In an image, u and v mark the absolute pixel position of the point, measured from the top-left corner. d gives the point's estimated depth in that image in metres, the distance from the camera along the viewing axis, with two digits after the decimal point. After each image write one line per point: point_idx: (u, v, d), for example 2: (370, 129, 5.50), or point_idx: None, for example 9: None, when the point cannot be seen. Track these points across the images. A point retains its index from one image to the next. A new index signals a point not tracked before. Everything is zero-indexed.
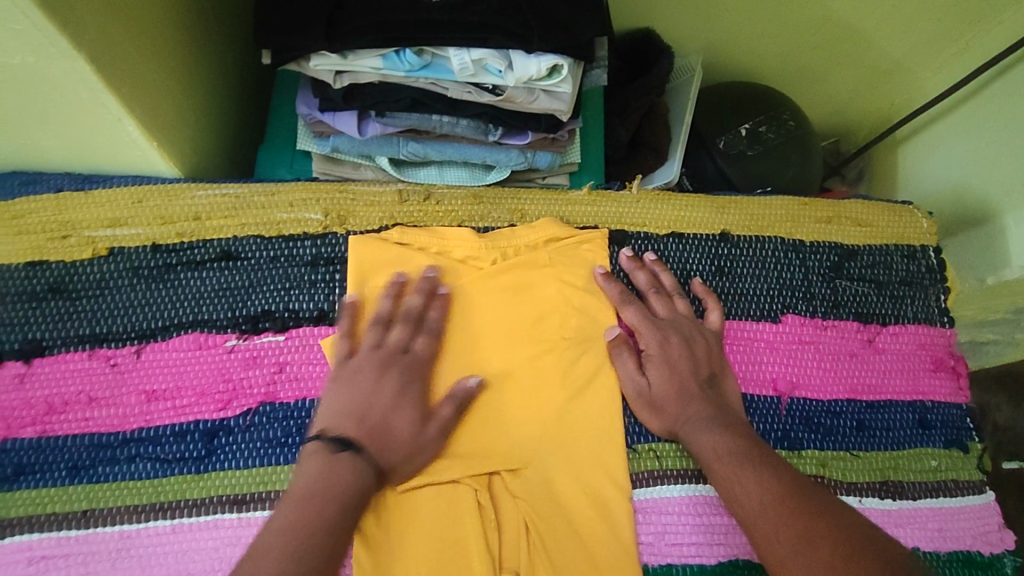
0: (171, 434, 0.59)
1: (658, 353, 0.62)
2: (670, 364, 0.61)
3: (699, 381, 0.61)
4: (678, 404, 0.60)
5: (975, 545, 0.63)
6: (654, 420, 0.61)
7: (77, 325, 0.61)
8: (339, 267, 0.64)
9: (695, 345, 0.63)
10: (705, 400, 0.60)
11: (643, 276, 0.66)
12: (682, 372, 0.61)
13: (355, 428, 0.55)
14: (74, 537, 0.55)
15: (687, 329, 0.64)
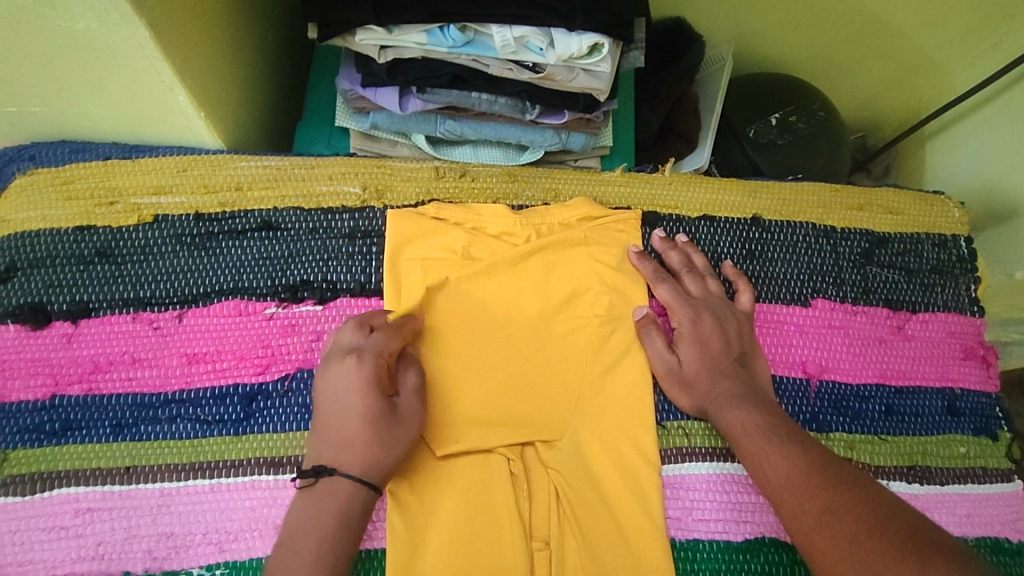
0: (211, 397, 0.59)
1: (690, 330, 0.63)
2: (702, 341, 0.63)
3: (731, 358, 0.62)
4: (708, 381, 0.61)
5: (1003, 532, 0.63)
6: (685, 397, 0.62)
7: (122, 288, 0.62)
8: (376, 241, 0.66)
9: (726, 323, 0.64)
10: (735, 377, 0.61)
11: (676, 255, 0.67)
12: (712, 350, 0.62)
13: (329, 449, 0.53)
14: (117, 492, 0.56)
15: (719, 307, 0.65)
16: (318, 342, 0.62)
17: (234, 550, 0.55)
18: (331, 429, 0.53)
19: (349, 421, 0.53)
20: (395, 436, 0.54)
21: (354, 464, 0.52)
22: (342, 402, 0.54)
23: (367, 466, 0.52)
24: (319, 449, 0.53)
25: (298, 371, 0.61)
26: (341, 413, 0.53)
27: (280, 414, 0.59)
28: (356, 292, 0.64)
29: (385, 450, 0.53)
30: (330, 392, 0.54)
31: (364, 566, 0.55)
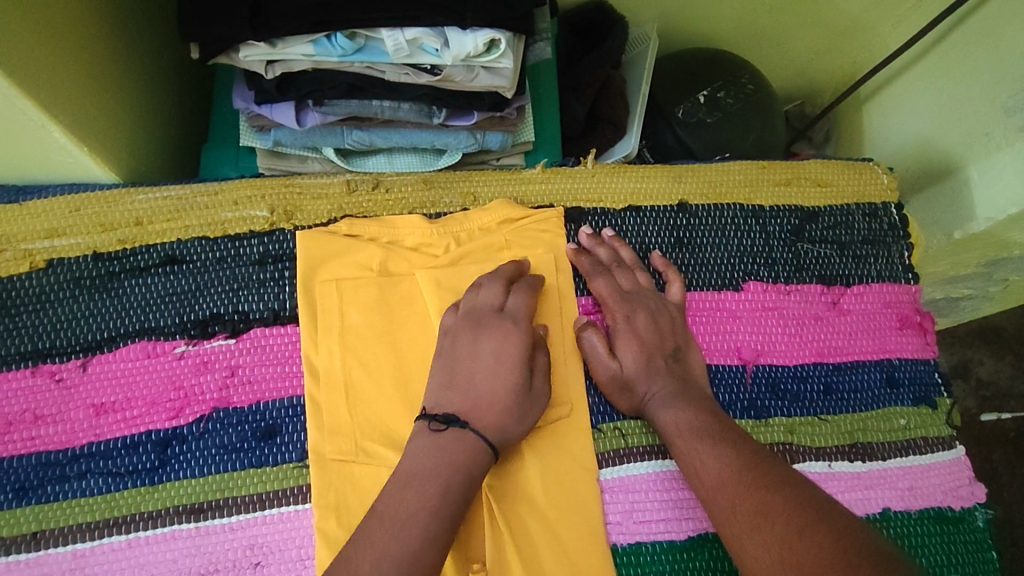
0: (122, 447, 0.57)
1: (625, 327, 0.62)
2: (637, 338, 0.61)
3: (666, 355, 0.61)
4: (645, 380, 0.60)
5: (946, 500, 0.63)
6: (624, 398, 0.60)
7: (18, 341, 0.58)
8: (289, 265, 0.63)
9: (660, 318, 0.62)
10: (670, 373, 0.60)
11: (604, 251, 0.65)
12: (648, 345, 0.61)
13: (462, 400, 0.54)
14: (25, 561, 0.53)
15: (651, 302, 0.63)
16: (233, 378, 0.59)
17: None
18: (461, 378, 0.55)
19: (486, 377, 0.55)
20: (525, 421, 0.56)
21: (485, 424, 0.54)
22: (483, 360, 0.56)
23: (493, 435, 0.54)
24: (444, 398, 0.55)
25: (214, 411, 0.58)
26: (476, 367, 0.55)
27: (197, 458, 0.57)
28: (270, 321, 0.61)
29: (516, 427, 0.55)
30: (463, 351, 0.56)
31: None
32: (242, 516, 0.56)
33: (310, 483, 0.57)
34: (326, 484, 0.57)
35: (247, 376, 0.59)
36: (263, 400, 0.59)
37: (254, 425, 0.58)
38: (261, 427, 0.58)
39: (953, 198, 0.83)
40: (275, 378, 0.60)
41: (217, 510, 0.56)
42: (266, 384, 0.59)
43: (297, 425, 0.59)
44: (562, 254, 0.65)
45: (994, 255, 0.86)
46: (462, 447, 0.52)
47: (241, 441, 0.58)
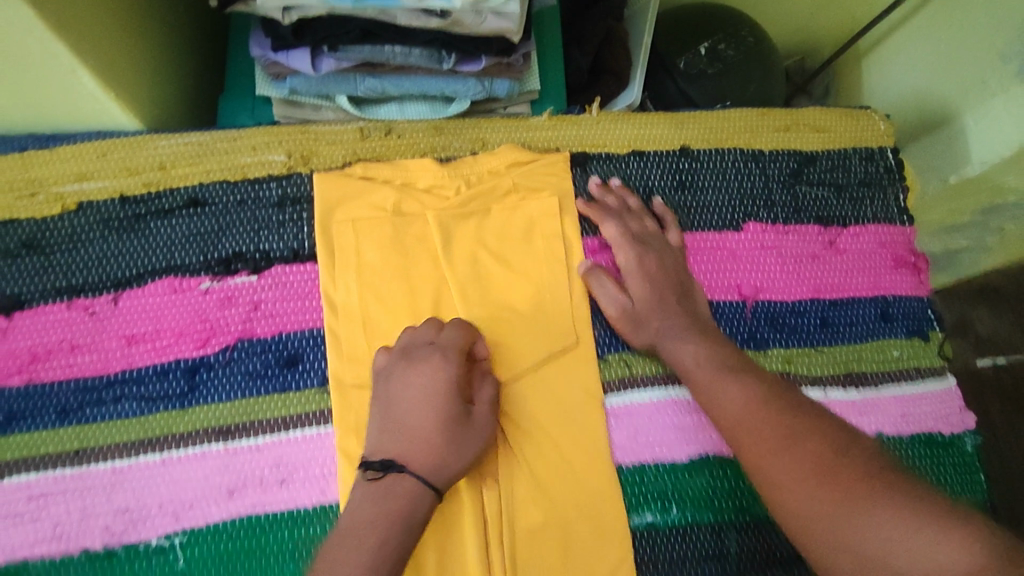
0: (154, 374, 0.60)
1: (636, 268, 0.64)
2: (648, 277, 0.64)
3: (675, 291, 0.64)
4: (658, 316, 0.63)
5: (936, 426, 0.66)
6: (636, 333, 0.63)
7: (53, 277, 0.61)
8: (307, 207, 0.65)
9: (667, 260, 0.65)
10: (680, 310, 0.63)
11: (614, 198, 0.68)
12: (659, 284, 0.64)
13: (398, 440, 0.55)
14: (70, 475, 0.57)
15: (659, 247, 0.66)
16: (256, 312, 0.62)
17: (192, 517, 0.57)
18: (395, 426, 0.55)
19: (414, 420, 0.55)
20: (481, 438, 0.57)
21: (422, 463, 0.54)
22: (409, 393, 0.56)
23: (434, 470, 0.54)
24: (381, 444, 0.55)
25: (238, 342, 0.61)
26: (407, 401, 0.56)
27: (223, 384, 0.60)
28: (290, 258, 0.64)
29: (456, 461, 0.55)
30: (394, 392, 0.57)
31: (320, 517, 0.58)
32: (268, 437, 0.60)
33: (332, 407, 0.61)
34: (349, 409, 0.60)
35: (269, 311, 0.62)
36: (285, 332, 0.62)
37: (277, 354, 0.62)
38: (283, 356, 0.62)
39: (951, 145, 0.85)
40: (296, 312, 0.63)
41: (244, 431, 0.60)
42: (287, 317, 0.62)
43: (318, 354, 0.62)
44: (569, 195, 0.68)
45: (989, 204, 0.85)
46: (402, 488, 0.52)
47: (265, 368, 0.61)
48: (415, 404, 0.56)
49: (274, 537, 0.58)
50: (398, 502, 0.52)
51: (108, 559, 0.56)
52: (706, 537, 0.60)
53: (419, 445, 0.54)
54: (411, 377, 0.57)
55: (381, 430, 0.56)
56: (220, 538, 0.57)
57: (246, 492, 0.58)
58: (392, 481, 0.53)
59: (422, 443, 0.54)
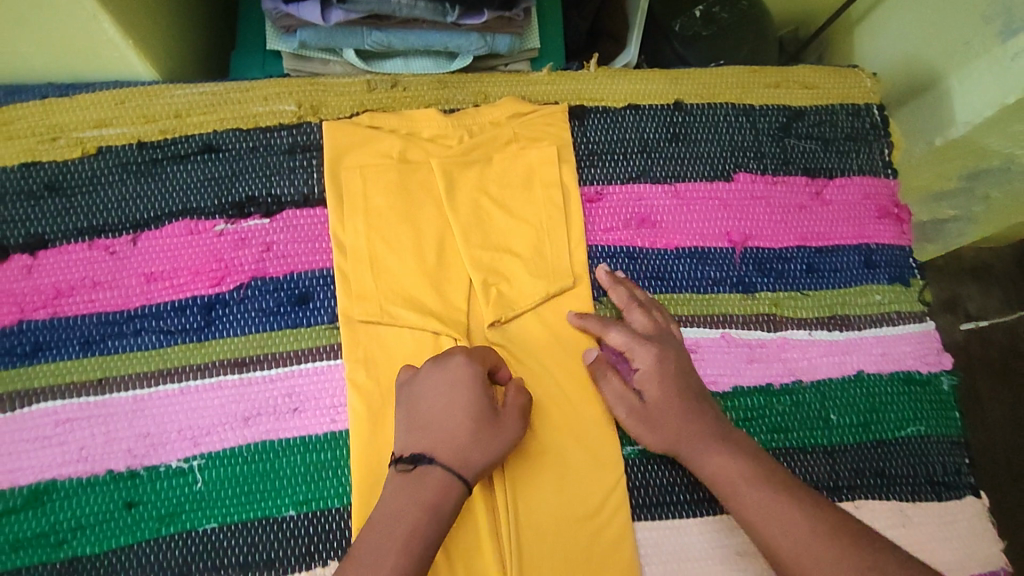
0: (171, 309, 0.63)
1: (651, 367, 0.61)
2: (664, 375, 0.60)
3: (694, 388, 0.61)
4: (676, 415, 0.59)
5: (914, 365, 0.69)
6: (653, 436, 0.60)
7: (74, 218, 0.64)
8: (316, 154, 0.68)
9: (682, 357, 0.62)
10: (700, 411, 0.59)
11: (621, 292, 0.65)
12: (676, 383, 0.60)
13: (427, 440, 0.56)
14: (93, 402, 0.60)
15: (671, 340, 0.63)
16: (268, 253, 0.65)
17: (210, 443, 0.61)
18: (424, 422, 0.56)
19: (440, 419, 0.56)
20: (503, 441, 0.57)
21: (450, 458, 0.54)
22: (434, 400, 0.57)
23: (462, 464, 0.55)
24: (411, 442, 0.56)
25: (252, 280, 0.64)
26: (432, 405, 0.57)
27: (238, 319, 0.63)
28: (301, 202, 0.67)
29: (483, 456, 0.56)
30: (421, 393, 0.58)
31: (331, 444, 0.61)
32: (281, 370, 0.63)
33: (341, 342, 0.64)
34: (355, 346, 0.63)
35: (281, 252, 0.65)
36: (296, 271, 0.65)
37: (289, 292, 0.65)
38: (295, 294, 0.65)
39: (936, 108, 0.88)
40: (306, 253, 0.66)
41: (258, 364, 0.63)
42: (298, 258, 0.65)
43: (328, 293, 0.65)
44: (568, 146, 0.71)
45: (972, 167, 0.90)
46: (433, 486, 0.53)
47: (277, 305, 0.64)
48: (439, 410, 0.56)
49: (288, 462, 0.61)
50: (432, 494, 0.53)
51: (131, 480, 0.59)
52: None
53: (444, 440, 0.55)
54: (438, 376, 0.58)
55: (410, 429, 0.57)
56: (237, 463, 0.60)
57: (260, 420, 0.61)
58: (421, 473, 0.54)
59: (439, 439, 0.55)
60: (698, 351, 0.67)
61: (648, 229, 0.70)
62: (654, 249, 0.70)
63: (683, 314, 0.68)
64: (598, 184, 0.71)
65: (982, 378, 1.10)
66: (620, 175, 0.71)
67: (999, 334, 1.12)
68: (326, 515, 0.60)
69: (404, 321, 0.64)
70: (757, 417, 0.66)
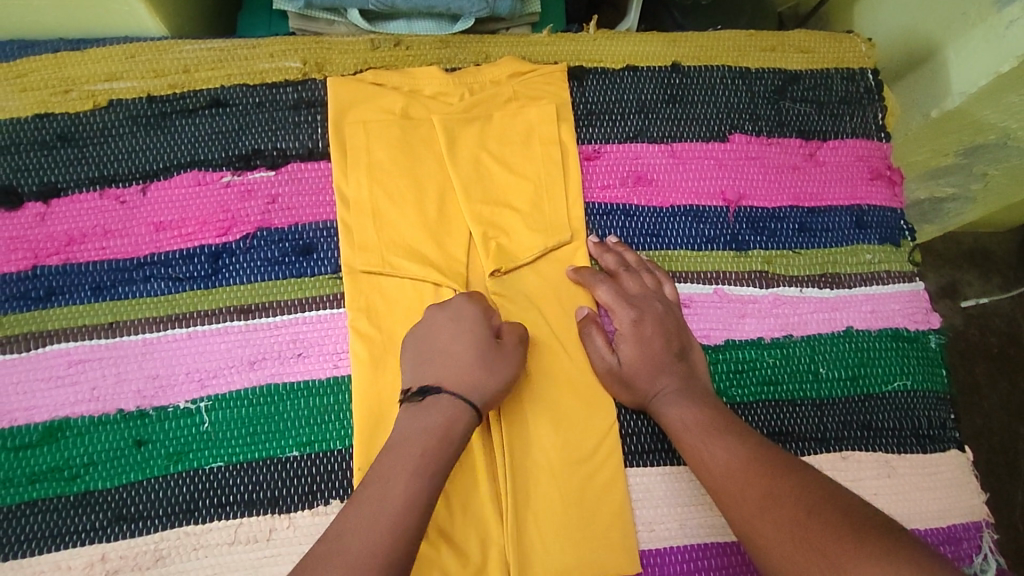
0: (180, 258, 0.65)
1: (630, 330, 0.63)
2: (642, 337, 0.63)
3: (673, 353, 0.63)
4: (648, 379, 0.62)
5: (903, 322, 0.71)
6: (624, 394, 0.63)
7: (86, 168, 0.66)
8: (320, 109, 0.70)
9: (666, 323, 0.64)
10: (674, 373, 0.62)
11: (612, 257, 0.68)
12: (652, 346, 0.62)
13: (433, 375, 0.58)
14: (104, 345, 0.62)
15: (658, 305, 0.65)
16: (274, 205, 0.67)
17: (216, 385, 0.62)
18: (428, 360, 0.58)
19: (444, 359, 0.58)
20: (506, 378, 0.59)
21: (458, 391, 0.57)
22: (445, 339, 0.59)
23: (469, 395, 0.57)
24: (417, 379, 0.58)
25: (258, 231, 0.66)
26: (439, 345, 0.59)
27: (244, 268, 0.65)
28: (306, 156, 0.69)
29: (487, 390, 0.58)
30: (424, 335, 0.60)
31: (333, 388, 0.63)
32: (285, 317, 0.64)
33: (343, 291, 0.65)
34: (355, 295, 0.65)
35: (286, 204, 0.67)
36: (300, 223, 0.67)
37: (294, 243, 0.66)
38: (299, 244, 0.66)
39: (932, 79, 0.86)
40: (311, 206, 0.68)
41: (263, 311, 0.64)
42: (302, 209, 0.67)
43: (331, 244, 0.67)
44: (567, 105, 0.72)
45: (970, 141, 0.87)
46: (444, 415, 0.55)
47: (282, 255, 0.66)
48: (443, 347, 0.59)
49: (291, 404, 0.62)
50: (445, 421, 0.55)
51: (141, 419, 0.61)
52: None
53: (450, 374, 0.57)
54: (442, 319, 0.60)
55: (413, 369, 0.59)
56: (242, 404, 0.62)
57: (265, 364, 0.63)
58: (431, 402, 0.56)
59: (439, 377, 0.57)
60: (692, 305, 0.69)
61: (644, 187, 0.72)
62: (651, 206, 0.71)
63: (678, 270, 0.70)
64: (597, 143, 0.73)
65: (981, 363, 1.09)
66: (617, 134, 0.73)
67: (999, 318, 1.11)
68: (328, 456, 0.61)
69: (405, 271, 0.65)
70: (748, 369, 0.68)
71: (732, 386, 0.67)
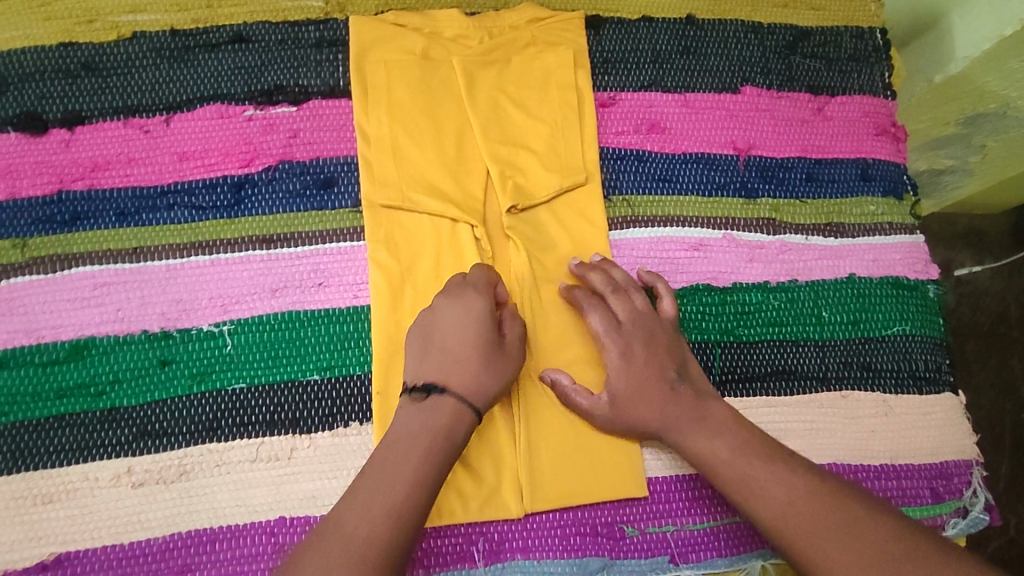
0: (202, 187, 0.66)
1: (620, 360, 0.62)
2: (636, 369, 0.61)
3: (669, 379, 0.61)
4: (648, 408, 0.61)
5: (903, 272, 0.73)
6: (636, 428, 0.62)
7: (110, 98, 0.67)
8: (342, 49, 0.71)
9: (658, 345, 0.62)
10: (674, 398, 0.60)
11: (597, 276, 0.65)
12: (647, 375, 0.61)
13: (437, 366, 0.59)
14: (128, 269, 0.63)
15: (647, 331, 0.63)
16: (296, 139, 0.68)
17: (238, 311, 0.64)
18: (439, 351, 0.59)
19: (457, 345, 0.59)
20: (504, 371, 0.60)
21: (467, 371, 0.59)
22: (441, 331, 0.60)
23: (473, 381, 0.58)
24: (423, 366, 0.59)
25: (279, 164, 0.68)
26: (443, 336, 0.60)
27: (266, 199, 0.67)
28: (327, 93, 0.70)
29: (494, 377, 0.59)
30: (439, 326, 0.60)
31: (353, 317, 0.65)
32: (307, 248, 0.66)
33: (363, 224, 0.67)
34: (376, 232, 0.66)
35: (308, 138, 0.68)
36: (321, 157, 0.68)
37: (315, 176, 0.68)
38: (320, 178, 0.68)
39: (937, 45, 0.87)
40: (332, 141, 0.69)
41: (286, 241, 0.66)
42: (323, 145, 0.69)
43: (351, 179, 0.68)
44: (583, 52, 0.73)
45: (971, 109, 0.87)
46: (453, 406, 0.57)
47: (304, 188, 0.67)
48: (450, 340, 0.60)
49: (312, 331, 0.64)
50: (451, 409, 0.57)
51: (165, 340, 0.62)
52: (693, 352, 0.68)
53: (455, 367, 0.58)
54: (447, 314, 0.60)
55: (420, 356, 0.60)
56: (264, 330, 0.63)
57: (287, 292, 0.65)
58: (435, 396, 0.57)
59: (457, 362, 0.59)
60: (702, 249, 0.71)
61: (657, 134, 0.74)
62: (662, 153, 0.73)
63: (689, 216, 0.72)
64: (612, 91, 0.74)
65: (971, 341, 1.08)
66: (632, 83, 0.74)
67: (991, 299, 1.10)
68: (348, 381, 0.63)
69: (423, 204, 0.67)
70: (755, 311, 0.70)
71: (739, 327, 0.69)
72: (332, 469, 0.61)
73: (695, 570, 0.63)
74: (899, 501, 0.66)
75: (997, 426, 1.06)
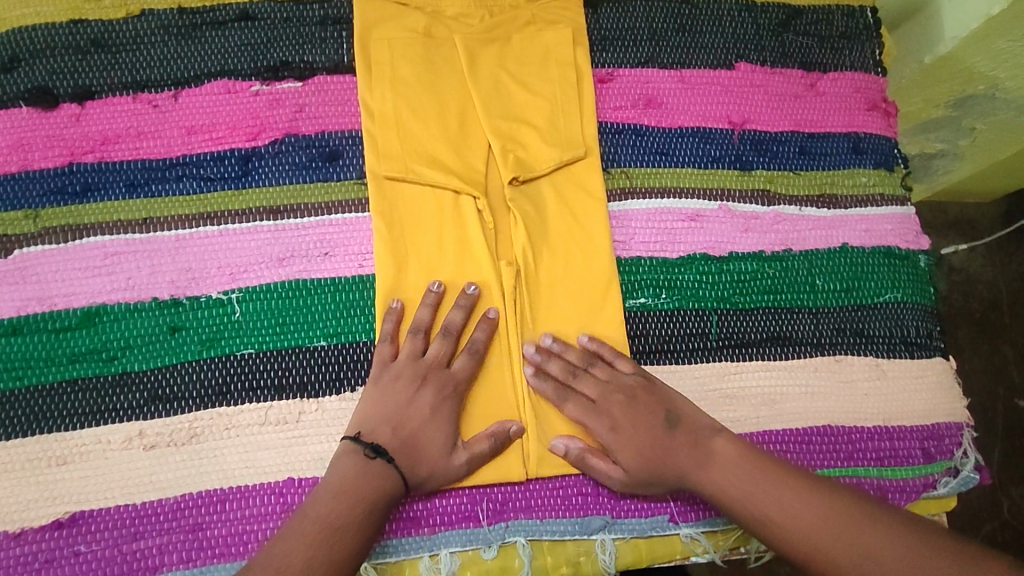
0: (211, 159, 0.68)
1: (612, 437, 0.62)
2: (630, 439, 0.62)
3: (663, 433, 0.61)
4: (658, 470, 0.61)
5: (895, 242, 0.75)
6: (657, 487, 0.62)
7: (119, 73, 0.69)
8: (346, 27, 0.73)
9: (639, 406, 0.63)
10: (677, 450, 0.60)
11: (554, 365, 0.65)
12: (642, 440, 0.62)
13: (392, 436, 0.59)
14: (138, 240, 0.65)
15: (621, 397, 0.63)
16: (301, 114, 0.70)
17: (246, 280, 0.65)
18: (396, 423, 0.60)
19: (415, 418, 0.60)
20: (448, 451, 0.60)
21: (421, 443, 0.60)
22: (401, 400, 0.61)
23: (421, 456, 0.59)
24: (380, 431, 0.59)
25: (285, 137, 0.69)
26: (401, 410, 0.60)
27: (272, 172, 0.68)
28: (331, 69, 0.71)
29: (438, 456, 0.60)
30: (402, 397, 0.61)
31: (360, 285, 0.66)
32: (313, 218, 0.67)
33: (367, 195, 0.68)
34: (379, 206, 0.67)
35: (313, 113, 0.70)
36: (326, 131, 0.70)
37: (321, 149, 0.69)
38: (326, 150, 0.69)
39: (926, 28, 0.86)
40: (336, 115, 0.70)
41: (292, 212, 0.67)
42: (329, 119, 0.70)
43: (356, 151, 0.70)
44: (582, 29, 0.75)
45: (960, 91, 0.88)
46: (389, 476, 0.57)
47: (310, 160, 0.69)
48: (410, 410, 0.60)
49: (318, 300, 0.65)
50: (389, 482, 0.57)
51: (175, 308, 0.64)
52: (691, 318, 0.70)
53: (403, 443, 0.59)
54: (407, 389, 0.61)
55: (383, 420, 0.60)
56: (271, 298, 0.65)
57: (294, 261, 0.66)
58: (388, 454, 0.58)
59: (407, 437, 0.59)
60: (698, 219, 0.73)
61: (653, 109, 0.76)
62: (659, 127, 0.75)
63: (685, 187, 0.74)
64: (610, 67, 0.76)
65: (963, 328, 1.10)
66: (629, 59, 0.76)
67: (982, 285, 1.11)
68: (354, 349, 0.65)
69: (426, 178, 0.68)
70: (750, 279, 0.72)
71: (735, 295, 0.71)
72: (338, 433, 0.62)
73: (693, 528, 0.64)
74: (891, 461, 0.68)
75: (990, 410, 1.07)
